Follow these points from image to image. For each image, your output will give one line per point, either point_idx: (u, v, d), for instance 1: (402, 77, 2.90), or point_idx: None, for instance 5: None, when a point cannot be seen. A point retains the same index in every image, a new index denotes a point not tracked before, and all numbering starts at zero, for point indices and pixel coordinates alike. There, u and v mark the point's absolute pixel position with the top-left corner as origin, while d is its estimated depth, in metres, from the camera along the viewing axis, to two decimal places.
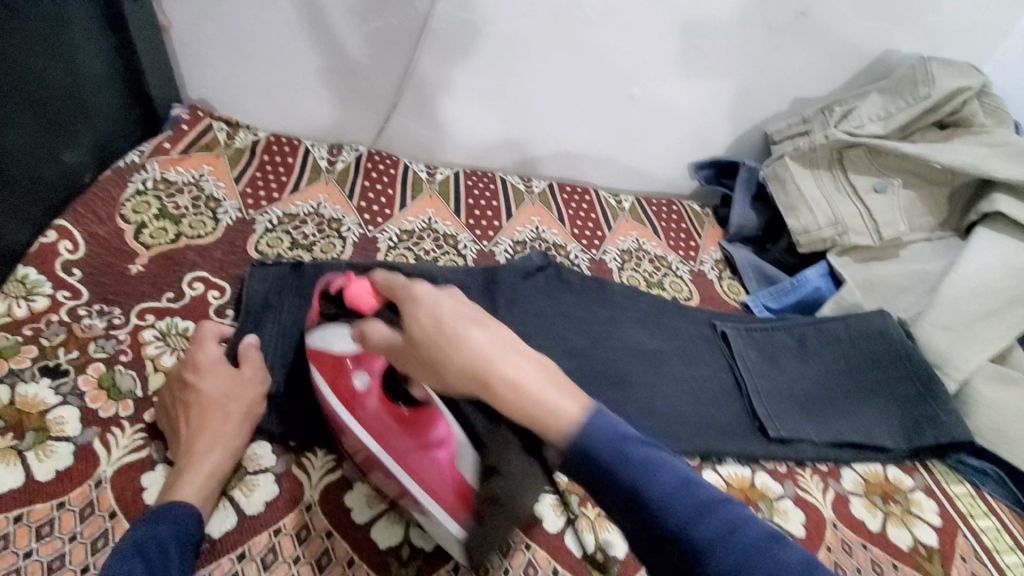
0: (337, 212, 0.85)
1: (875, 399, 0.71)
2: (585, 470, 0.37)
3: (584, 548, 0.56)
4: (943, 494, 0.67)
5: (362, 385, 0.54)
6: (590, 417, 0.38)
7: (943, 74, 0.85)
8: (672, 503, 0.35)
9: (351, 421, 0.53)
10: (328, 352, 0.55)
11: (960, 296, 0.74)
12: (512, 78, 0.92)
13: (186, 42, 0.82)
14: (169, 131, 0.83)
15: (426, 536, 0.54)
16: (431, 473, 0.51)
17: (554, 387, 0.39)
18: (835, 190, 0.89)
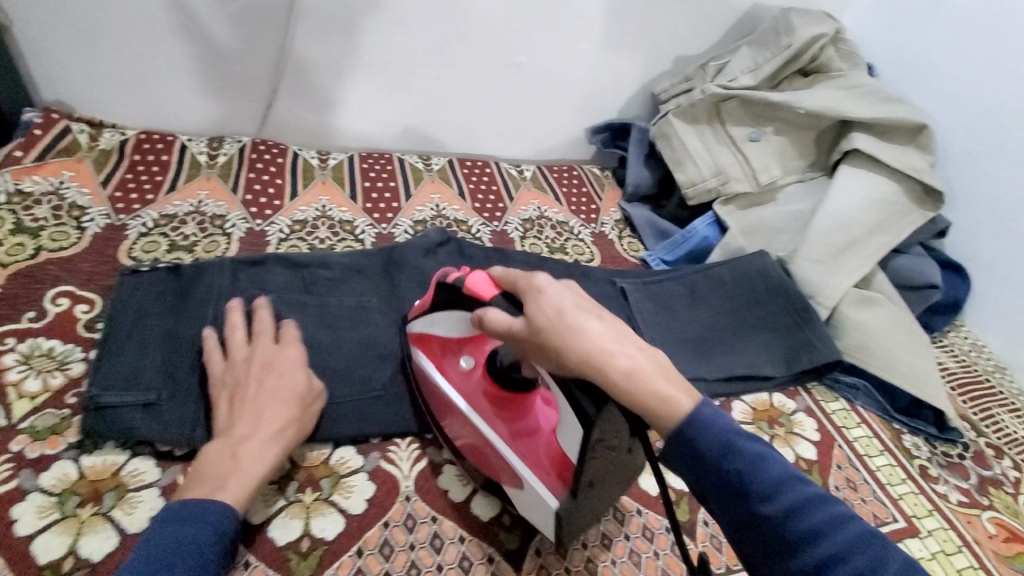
0: (220, 208, 0.80)
1: (758, 333, 0.77)
2: (727, 495, 0.41)
3: (488, 511, 0.58)
4: (821, 412, 0.73)
5: (468, 367, 0.60)
6: (756, 464, 0.41)
7: (800, 23, 0.90)
8: (766, 501, 0.40)
9: (452, 394, 0.58)
10: (436, 337, 0.61)
11: (825, 230, 0.81)
12: (395, 51, 0.89)
13: (29, 37, 0.74)
14: (18, 138, 0.75)
15: (328, 526, 0.54)
16: (542, 450, 0.54)
17: (712, 420, 0.42)
18: (716, 143, 0.94)
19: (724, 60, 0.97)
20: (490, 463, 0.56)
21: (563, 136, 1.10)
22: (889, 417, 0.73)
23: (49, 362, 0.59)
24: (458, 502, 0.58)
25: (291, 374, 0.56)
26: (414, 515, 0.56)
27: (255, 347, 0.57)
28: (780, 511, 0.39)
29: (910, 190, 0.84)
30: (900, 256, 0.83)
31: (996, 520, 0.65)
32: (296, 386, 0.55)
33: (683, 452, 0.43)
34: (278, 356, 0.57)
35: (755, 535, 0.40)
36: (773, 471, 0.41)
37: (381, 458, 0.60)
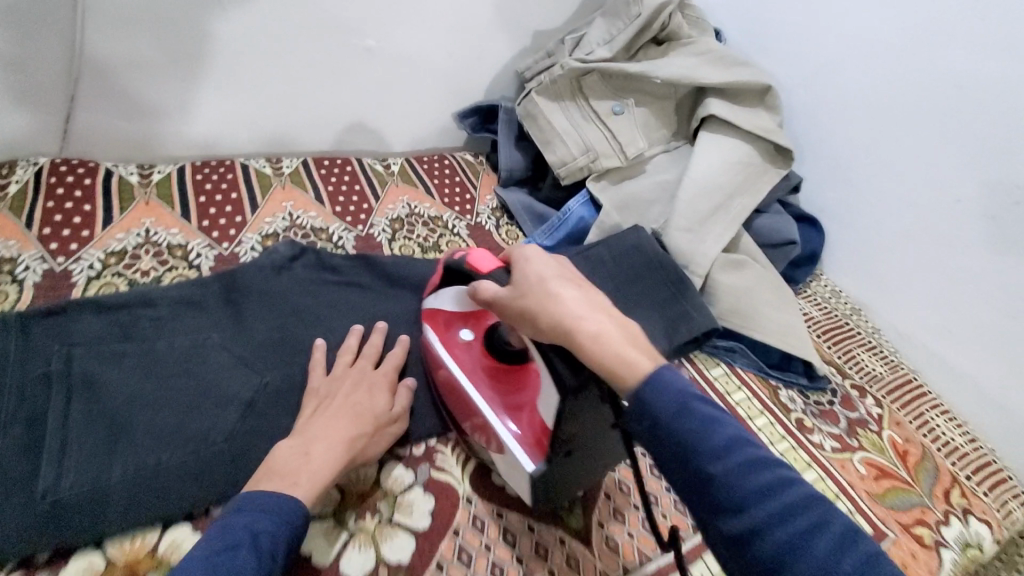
0: (11, 247, 0.74)
1: (641, 309, 0.83)
2: (704, 484, 0.40)
3: (362, 567, 0.55)
4: (706, 381, 0.82)
5: (469, 339, 0.68)
6: (717, 436, 0.41)
7: None
8: (741, 485, 0.39)
9: (450, 366, 0.66)
10: (444, 312, 0.70)
11: (692, 198, 0.91)
12: (223, 51, 0.91)
13: None
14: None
15: None
16: (525, 420, 0.59)
17: (687, 398, 0.43)
18: (581, 118, 0.98)
19: (581, 34, 1.03)
20: (473, 417, 0.63)
21: (423, 125, 1.15)
22: (765, 374, 0.84)
23: None
24: (325, 565, 0.55)
25: (372, 398, 0.63)
26: None
27: (354, 366, 0.66)
28: (731, 482, 0.39)
29: (760, 150, 0.97)
30: (762, 216, 0.96)
31: (867, 458, 0.76)
32: (372, 407, 0.62)
33: (644, 417, 0.43)
34: (363, 378, 0.64)
35: (710, 506, 0.40)
36: (744, 450, 0.40)
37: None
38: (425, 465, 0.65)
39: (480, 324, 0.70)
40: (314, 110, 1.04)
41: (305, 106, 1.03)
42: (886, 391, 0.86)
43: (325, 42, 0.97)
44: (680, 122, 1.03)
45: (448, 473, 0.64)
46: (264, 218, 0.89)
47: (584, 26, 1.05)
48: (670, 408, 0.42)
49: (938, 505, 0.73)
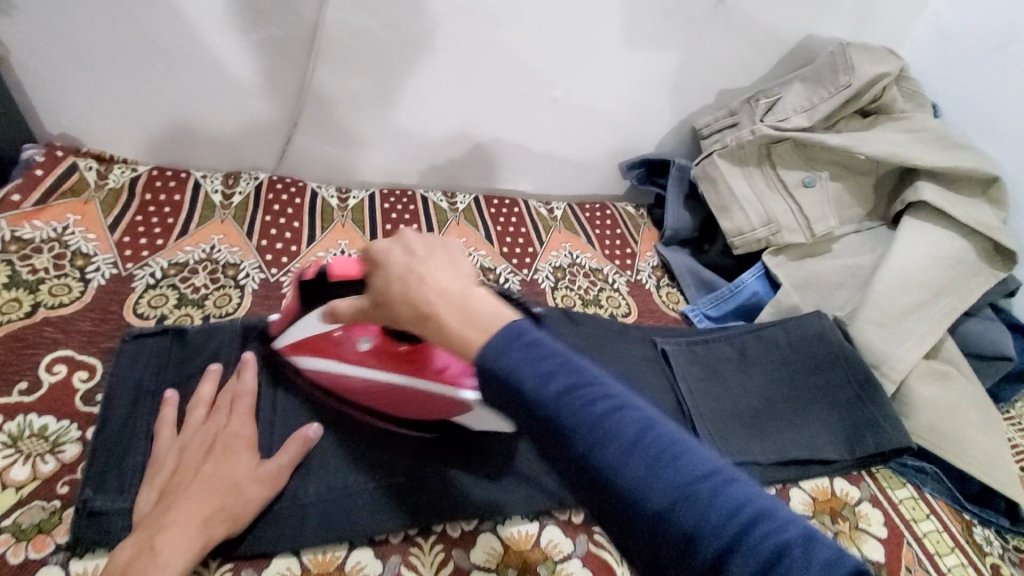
0: (233, 252, 0.84)
1: (819, 405, 0.76)
2: (564, 439, 0.36)
3: None
4: (889, 502, 0.72)
5: (367, 348, 0.64)
6: (542, 375, 0.38)
7: (862, 61, 0.90)
8: (610, 434, 0.36)
9: (358, 374, 0.64)
10: (316, 336, 0.64)
11: (891, 291, 0.81)
12: (422, 90, 0.96)
13: (100, 72, 0.83)
14: (20, 178, 0.80)
15: None
16: (436, 369, 0.63)
17: (514, 349, 0.39)
18: (765, 188, 0.93)
19: (773, 97, 0.98)
20: (425, 402, 0.63)
21: (593, 169, 1.14)
22: (959, 506, 0.73)
23: (40, 444, 0.58)
24: None
25: (232, 460, 0.56)
26: None
27: (208, 423, 0.59)
28: (590, 433, 0.36)
29: (980, 247, 0.85)
30: (972, 321, 0.84)
31: None
32: (229, 473, 0.54)
33: (486, 381, 0.40)
34: (223, 435, 0.57)
35: (553, 446, 0.37)
36: (576, 381, 0.38)
37: (401, 564, 0.57)
38: (583, 534, 0.64)
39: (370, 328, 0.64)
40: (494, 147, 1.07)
41: (487, 143, 1.06)
42: None
43: (523, 87, 1.00)
44: (878, 204, 0.94)
45: (608, 548, 0.63)
46: None
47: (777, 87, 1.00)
48: (501, 371, 0.38)
49: None
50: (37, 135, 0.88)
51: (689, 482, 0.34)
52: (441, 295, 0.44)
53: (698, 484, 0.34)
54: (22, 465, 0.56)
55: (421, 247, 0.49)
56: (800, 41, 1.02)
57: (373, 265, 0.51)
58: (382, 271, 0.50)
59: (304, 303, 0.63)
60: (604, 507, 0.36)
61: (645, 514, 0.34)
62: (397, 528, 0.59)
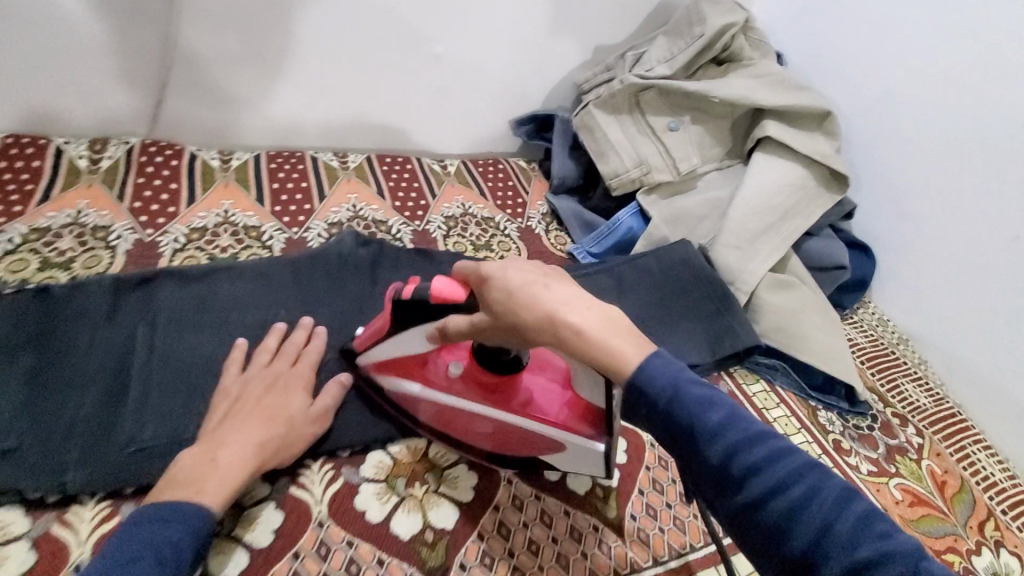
0: (103, 216, 0.81)
1: (682, 319, 0.85)
2: (703, 459, 0.42)
3: (410, 530, 0.59)
4: (743, 395, 0.81)
5: (459, 372, 0.63)
6: (704, 405, 0.43)
7: (712, 14, 0.98)
8: (721, 445, 0.41)
9: (444, 399, 0.63)
10: (407, 357, 0.64)
11: (743, 217, 0.91)
12: (303, 52, 0.94)
13: None
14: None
15: (234, 561, 0.53)
16: (553, 400, 0.61)
17: (676, 381, 0.44)
18: (637, 132, 0.99)
19: (641, 51, 1.04)
20: (506, 434, 0.61)
21: (485, 128, 1.15)
22: (804, 395, 0.83)
23: None
24: (375, 524, 0.58)
25: (288, 399, 0.60)
26: (328, 542, 0.56)
27: (272, 366, 0.63)
28: (721, 451, 0.41)
29: (816, 173, 0.97)
30: (812, 239, 0.97)
31: (902, 485, 0.75)
32: (287, 409, 0.59)
33: (640, 401, 0.45)
34: (285, 377, 0.62)
35: (706, 479, 0.42)
36: (698, 396, 0.43)
37: (291, 485, 0.59)
38: None
39: (462, 351, 0.64)
40: (383, 111, 1.05)
41: (375, 105, 1.04)
42: (929, 423, 0.84)
43: (403, 47, 0.99)
44: (735, 141, 1.03)
45: None
46: (331, 207, 0.92)
47: (644, 44, 1.07)
48: (663, 392, 0.43)
49: (970, 535, 0.72)
50: None
51: (819, 489, 0.39)
52: (518, 274, 0.50)
53: (824, 493, 0.39)
54: None
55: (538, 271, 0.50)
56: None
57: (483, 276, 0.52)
58: (498, 283, 0.50)
59: (396, 322, 0.62)
60: (767, 545, 0.40)
61: (772, 543, 0.39)
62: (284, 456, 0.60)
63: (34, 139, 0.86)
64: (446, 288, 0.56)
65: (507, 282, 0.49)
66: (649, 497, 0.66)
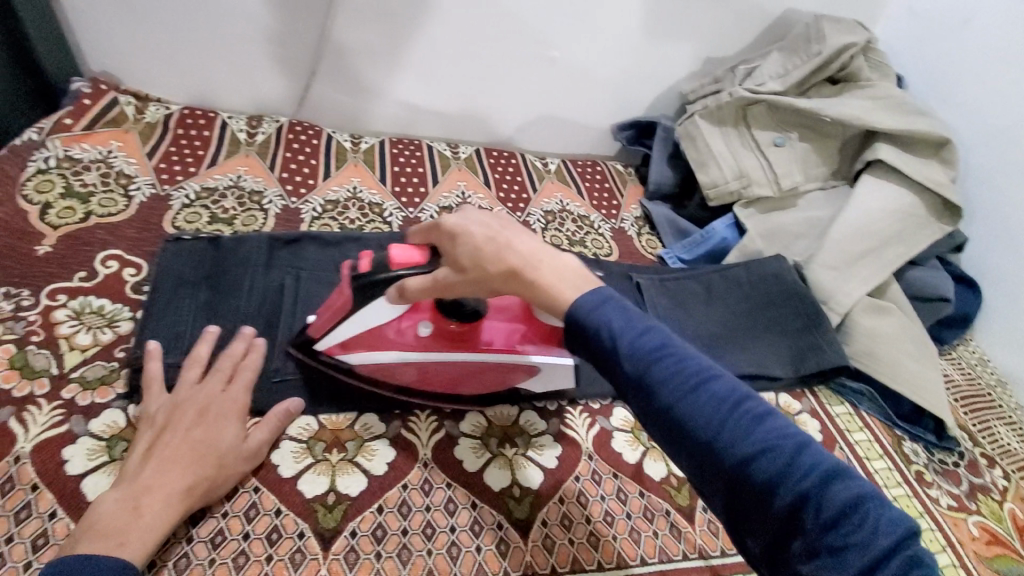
0: (257, 182, 0.90)
1: (770, 332, 0.85)
2: (625, 376, 0.47)
3: (500, 482, 0.63)
4: (826, 414, 0.82)
5: (426, 334, 0.65)
6: (630, 328, 0.48)
7: (831, 34, 0.99)
8: (643, 364, 0.46)
9: (413, 361, 0.64)
10: (365, 330, 0.63)
11: (844, 237, 0.90)
12: (434, 49, 1.02)
13: (136, 8, 0.90)
14: (71, 107, 0.88)
15: (352, 484, 0.59)
16: (515, 336, 0.67)
17: (603, 305, 0.49)
18: (741, 145, 1.00)
19: (753, 65, 1.05)
20: (473, 375, 0.66)
21: (587, 130, 1.20)
22: (890, 423, 0.82)
23: (97, 318, 0.67)
24: (470, 472, 0.63)
25: (220, 429, 0.56)
26: (431, 481, 0.61)
27: (203, 386, 0.59)
28: (637, 366, 0.46)
29: (928, 203, 0.94)
30: (916, 269, 0.94)
31: (981, 524, 0.74)
32: (215, 443, 0.54)
33: (585, 340, 0.49)
34: (215, 402, 0.58)
35: (628, 391, 0.47)
36: (621, 317, 0.48)
37: (401, 427, 0.65)
38: (556, 418, 0.70)
39: (420, 313, 0.65)
40: (495, 108, 1.13)
41: (487, 101, 1.11)
42: (1017, 467, 0.81)
43: (522, 48, 1.05)
44: (842, 162, 1.02)
45: (577, 431, 0.69)
46: (443, 192, 1.00)
47: (756, 57, 1.08)
48: (590, 317, 0.49)
49: None
50: (83, 70, 0.95)
51: (720, 397, 0.44)
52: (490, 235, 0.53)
53: (724, 401, 0.44)
54: (83, 334, 0.65)
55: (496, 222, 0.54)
56: (782, 14, 1.09)
57: (450, 237, 0.54)
58: (465, 243, 0.53)
59: (355, 299, 0.60)
60: (675, 439, 0.45)
61: (685, 443, 0.44)
62: (396, 403, 0.66)
63: (205, 111, 0.99)
64: (405, 254, 0.57)
65: (473, 235, 0.53)
66: None
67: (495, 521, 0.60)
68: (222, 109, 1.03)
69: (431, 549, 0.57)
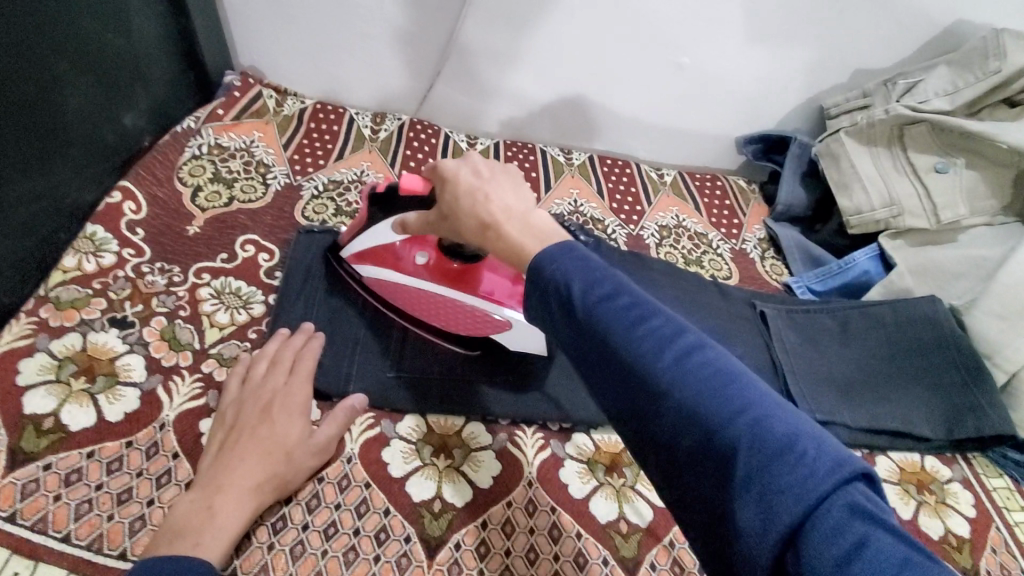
0: (379, 178, 0.93)
1: (919, 385, 0.75)
2: (585, 336, 0.40)
3: (606, 514, 0.60)
4: (981, 486, 0.71)
5: (423, 262, 0.67)
6: (590, 281, 0.41)
7: (1019, 48, 0.85)
8: (605, 320, 0.39)
9: (409, 283, 0.67)
10: (379, 247, 0.67)
11: (1022, 286, 0.76)
12: (557, 53, 1.00)
13: (283, 6, 0.94)
14: (223, 98, 0.94)
15: (457, 493, 0.59)
16: (508, 290, 0.66)
17: (567, 257, 0.43)
18: (892, 169, 0.90)
19: (913, 80, 0.94)
20: (461, 318, 0.66)
21: (708, 141, 1.13)
22: None
23: (234, 299, 0.71)
24: (575, 500, 0.60)
25: (281, 425, 0.57)
26: (535, 502, 0.59)
27: (268, 381, 0.60)
28: (595, 317, 0.39)
29: None
30: None
31: None
32: (283, 439, 0.55)
33: (534, 287, 0.43)
34: (279, 397, 0.59)
35: (587, 348, 0.40)
36: (587, 268, 0.41)
37: (507, 440, 0.63)
38: None
39: (427, 244, 0.67)
40: (612, 116, 1.09)
41: (605, 106, 1.08)
42: None
43: (650, 54, 1.00)
44: (1016, 199, 0.88)
45: None
46: (556, 198, 0.98)
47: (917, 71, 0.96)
48: (549, 272, 0.42)
49: None
50: (234, 63, 1.02)
51: (682, 355, 0.38)
52: (523, 225, 0.47)
53: (688, 358, 0.38)
54: (222, 313, 0.70)
55: (487, 170, 0.52)
56: (952, 24, 0.97)
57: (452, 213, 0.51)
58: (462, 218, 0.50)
59: (371, 216, 0.66)
60: (636, 406, 0.38)
61: (649, 412, 0.37)
62: (504, 413, 0.65)
63: (334, 106, 1.04)
64: (410, 180, 0.60)
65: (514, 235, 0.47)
66: None
67: (601, 556, 0.57)
68: (350, 105, 1.08)
69: (534, 575, 0.55)
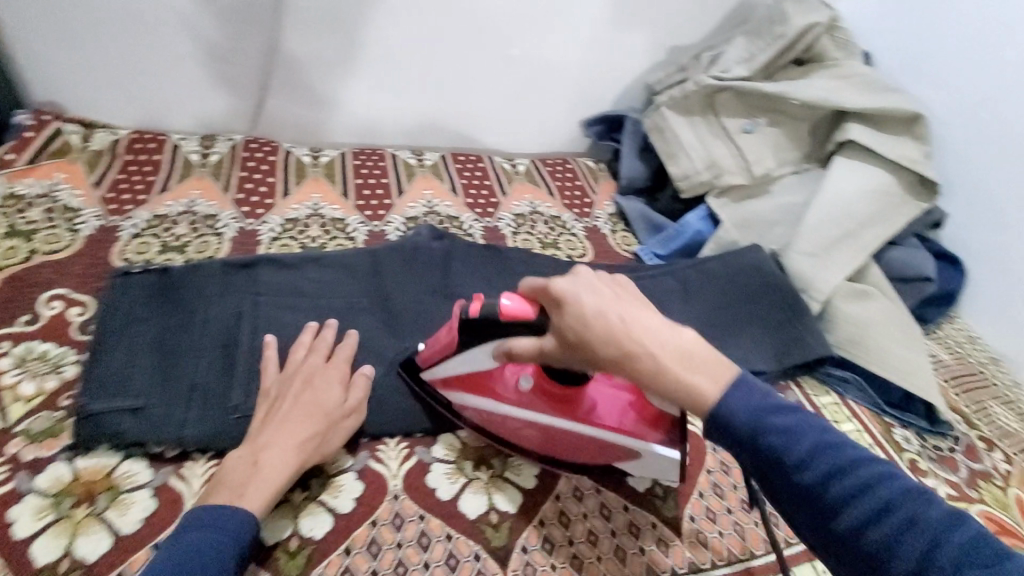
0: (211, 205, 0.87)
1: (750, 327, 0.83)
2: (723, 431, 0.47)
3: (475, 510, 0.62)
4: (812, 405, 0.80)
5: (528, 387, 0.62)
6: (729, 383, 0.47)
7: (795, 14, 0.96)
8: (738, 415, 0.46)
9: (515, 413, 0.63)
10: (475, 373, 0.63)
11: (821, 224, 0.88)
12: (390, 54, 0.99)
13: (75, 30, 0.86)
14: (13, 141, 0.86)
15: (318, 524, 0.57)
16: (622, 415, 0.62)
17: (707, 358, 0.49)
18: (710, 135, 0.98)
19: (718, 52, 1.03)
20: (575, 445, 0.63)
21: (556, 127, 1.16)
22: (880, 411, 0.80)
23: (41, 364, 0.64)
24: (443, 504, 0.61)
25: (325, 390, 0.62)
26: (402, 514, 0.60)
27: (306, 360, 0.64)
28: (740, 416, 0.46)
29: (901, 179, 0.92)
30: (895, 249, 0.92)
31: (987, 513, 0.71)
32: (324, 403, 0.61)
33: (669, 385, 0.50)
34: (317, 371, 0.63)
35: (726, 437, 0.47)
36: (724, 369, 0.48)
37: (369, 458, 0.64)
38: None
39: (528, 366, 0.62)
40: (459, 113, 1.09)
41: (450, 104, 1.08)
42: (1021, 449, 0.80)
43: (481, 46, 1.02)
44: (815, 145, 0.99)
45: None
46: (409, 202, 0.97)
47: (721, 44, 1.05)
48: (691, 373, 0.48)
49: None
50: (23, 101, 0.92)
51: (808, 438, 0.44)
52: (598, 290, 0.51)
53: (814, 439, 0.44)
54: (27, 383, 0.63)
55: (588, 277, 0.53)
56: None
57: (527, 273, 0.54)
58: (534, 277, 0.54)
59: (463, 339, 0.61)
60: (779, 485, 0.45)
61: (791, 489, 0.44)
62: (364, 429, 0.65)
63: (154, 134, 0.96)
64: (517, 308, 0.55)
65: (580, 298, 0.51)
66: (708, 501, 0.67)
67: (472, 552, 0.58)
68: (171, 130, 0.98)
69: None
